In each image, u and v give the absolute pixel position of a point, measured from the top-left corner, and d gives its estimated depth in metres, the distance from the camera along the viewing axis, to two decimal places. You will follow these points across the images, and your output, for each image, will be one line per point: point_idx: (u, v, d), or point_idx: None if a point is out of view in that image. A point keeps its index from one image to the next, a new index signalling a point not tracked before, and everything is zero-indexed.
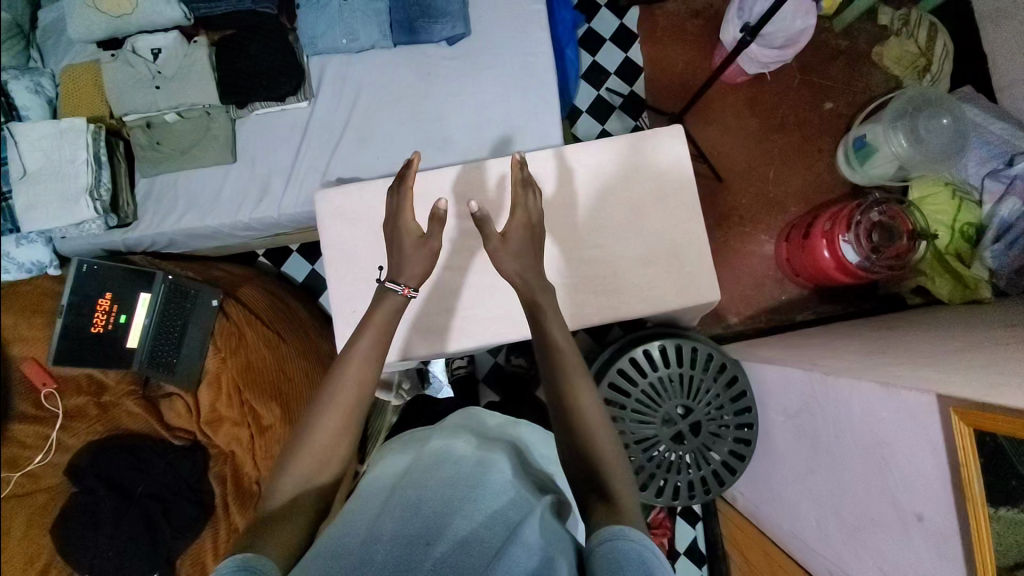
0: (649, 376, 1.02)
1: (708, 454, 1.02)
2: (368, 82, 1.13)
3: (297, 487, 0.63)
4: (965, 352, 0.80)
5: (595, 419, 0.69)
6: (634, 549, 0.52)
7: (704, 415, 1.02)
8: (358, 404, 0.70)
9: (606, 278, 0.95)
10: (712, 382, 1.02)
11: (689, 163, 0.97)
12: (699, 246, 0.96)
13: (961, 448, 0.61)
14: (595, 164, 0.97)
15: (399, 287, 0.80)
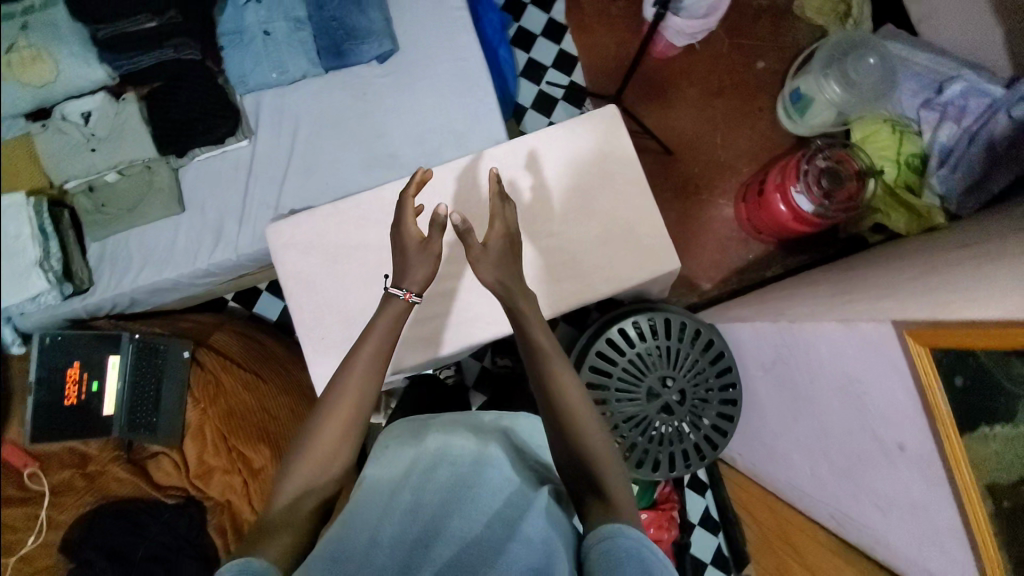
0: (627, 354, 1.02)
1: (698, 420, 1.03)
2: (305, 111, 1.13)
3: (299, 495, 0.62)
4: (920, 279, 0.81)
5: (588, 415, 0.69)
6: (630, 545, 0.54)
7: (688, 382, 1.02)
8: (360, 410, 0.67)
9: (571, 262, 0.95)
10: (689, 348, 1.03)
11: (629, 139, 0.99)
12: (652, 219, 0.97)
13: (923, 370, 0.62)
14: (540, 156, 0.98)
15: (400, 292, 0.73)
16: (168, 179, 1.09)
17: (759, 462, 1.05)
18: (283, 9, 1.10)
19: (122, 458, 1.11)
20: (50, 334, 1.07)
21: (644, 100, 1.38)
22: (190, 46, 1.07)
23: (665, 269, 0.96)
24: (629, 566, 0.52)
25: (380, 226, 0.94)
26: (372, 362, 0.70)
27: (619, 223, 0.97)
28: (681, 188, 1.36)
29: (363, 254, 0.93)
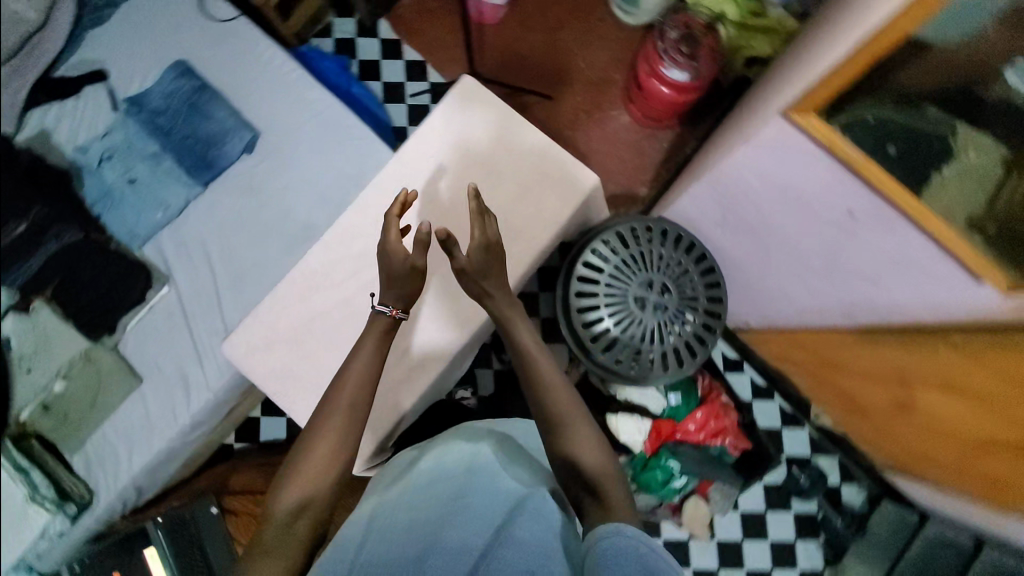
0: (601, 281, 0.97)
1: (692, 304, 0.98)
2: (202, 229, 1.10)
3: (291, 512, 0.66)
4: (797, 70, 0.84)
5: (577, 422, 0.75)
6: (628, 545, 0.54)
7: (668, 275, 0.98)
8: (353, 426, 0.73)
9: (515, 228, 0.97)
10: (650, 243, 0.98)
11: (495, 96, 0.99)
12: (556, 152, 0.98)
13: (819, 134, 0.63)
14: (434, 149, 0.97)
15: (386, 309, 0.80)
16: (115, 359, 1.07)
17: (763, 313, 1.05)
18: (137, 151, 1.10)
19: None
20: (75, 560, 1.03)
21: (501, 63, 1.43)
22: (70, 229, 1.07)
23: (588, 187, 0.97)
24: (628, 563, 0.53)
25: (321, 289, 0.87)
26: (363, 377, 0.76)
27: (530, 171, 0.98)
28: (576, 121, 1.41)
29: (325, 321, 0.87)
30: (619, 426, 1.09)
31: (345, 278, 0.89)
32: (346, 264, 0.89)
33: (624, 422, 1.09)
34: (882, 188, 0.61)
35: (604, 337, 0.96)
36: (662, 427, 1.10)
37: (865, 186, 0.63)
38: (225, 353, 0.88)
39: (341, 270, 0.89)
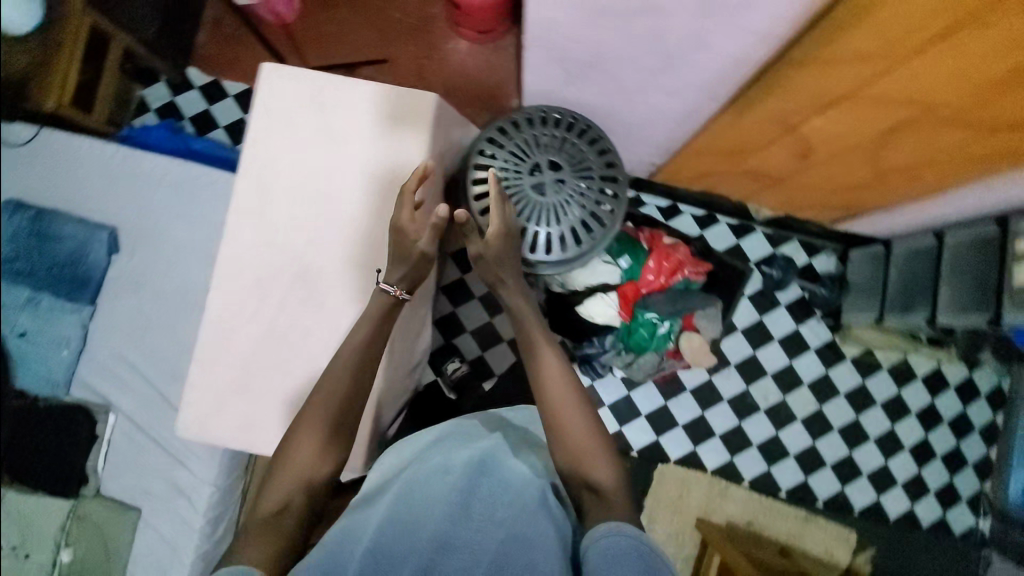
0: (494, 188, 0.94)
1: (586, 163, 0.96)
2: (116, 343, 1.06)
3: (271, 511, 0.72)
4: None
5: (580, 419, 0.82)
6: (625, 543, 0.65)
7: (555, 153, 0.95)
8: (330, 438, 0.76)
9: (399, 175, 0.84)
10: (519, 132, 0.96)
11: (302, 67, 0.86)
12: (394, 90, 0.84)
13: None
14: (268, 153, 0.85)
15: (388, 288, 0.78)
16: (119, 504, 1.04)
17: (666, 147, 1.09)
18: None
19: None
20: None
21: (331, 53, 1.43)
22: None
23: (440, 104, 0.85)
24: (627, 557, 0.63)
25: (236, 329, 0.81)
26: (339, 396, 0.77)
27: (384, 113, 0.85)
28: (423, 68, 1.41)
29: (257, 357, 0.81)
30: (590, 310, 1.11)
31: (254, 308, 0.82)
32: (247, 295, 0.82)
33: (593, 304, 1.10)
34: None
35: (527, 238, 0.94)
36: (627, 289, 1.11)
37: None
38: (185, 437, 0.83)
39: (246, 303, 0.82)
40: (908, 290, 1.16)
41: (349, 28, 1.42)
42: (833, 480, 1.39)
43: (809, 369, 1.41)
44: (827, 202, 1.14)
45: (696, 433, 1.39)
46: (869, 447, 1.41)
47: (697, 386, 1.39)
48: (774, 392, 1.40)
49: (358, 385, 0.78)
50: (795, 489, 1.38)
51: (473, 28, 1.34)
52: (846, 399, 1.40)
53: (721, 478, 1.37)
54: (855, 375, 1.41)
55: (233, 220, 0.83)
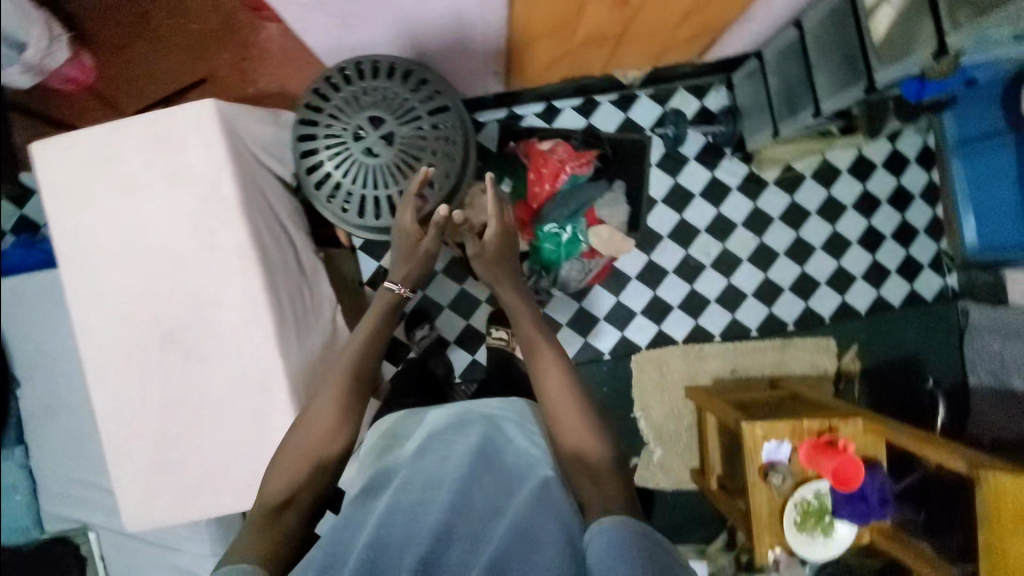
0: (331, 170, 0.89)
1: (411, 105, 0.89)
2: (59, 468, 1.04)
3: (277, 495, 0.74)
4: None
5: (574, 412, 0.84)
6: (625, 535, 0.63)
7: (374, 105, 0.88)
8: (342, 418, 0.80)
9: (213, 197, 0.77)
10: (331, 102, 0.88)
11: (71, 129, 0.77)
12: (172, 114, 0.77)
13: None
14: (86, 233, 0.79)
15: (395, 287, 0.92)
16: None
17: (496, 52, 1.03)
18: None
19: None
20: None
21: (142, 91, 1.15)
22: None
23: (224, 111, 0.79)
24: (629, 548, 0.61)
25: (133, 413, 0.79)
26: (342, 386, 0.82)
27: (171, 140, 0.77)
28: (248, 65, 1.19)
29: (163, 430, 0.79)
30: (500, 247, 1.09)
31: (138, 387, 0.79)
32: (126, 378, 0.79)
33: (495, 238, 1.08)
34: None
35: (379, 202, 0.90)
36: (518, 211, 1.08)
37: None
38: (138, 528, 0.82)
39: (128, 387, 0.79)
40: (791, 92, 1.11)
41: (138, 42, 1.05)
42: (797, 300, 1.43)
43: (738, 208, 1.41)
44: (681, 31, 1.05)
45: (656, 312, 1.41)
46: (820, 256, 1.43)
47: (640, 270, 1.40)
48: (712, 244, 1.41)
49: (355, 381, 0.84)
50: (764, 323, 1.43)
51: None
52: (782, 222, 1.42)
53: (694, 342, 1.42)
54: (782, 196, 1.42)
55: (78, 312, 0.78)
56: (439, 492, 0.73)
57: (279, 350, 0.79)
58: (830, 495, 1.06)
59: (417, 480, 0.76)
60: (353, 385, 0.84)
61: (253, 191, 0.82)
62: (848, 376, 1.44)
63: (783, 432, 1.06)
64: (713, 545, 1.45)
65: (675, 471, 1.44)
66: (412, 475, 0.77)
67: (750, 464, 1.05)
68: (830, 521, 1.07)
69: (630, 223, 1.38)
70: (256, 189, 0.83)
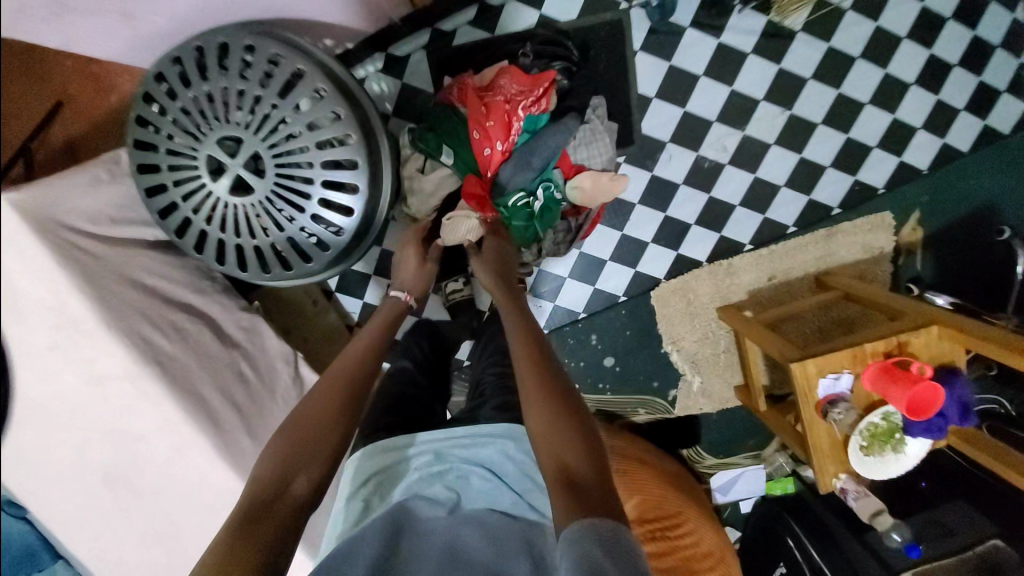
0: (202, 223, 0.63)
1: (266, 96, 0.59)
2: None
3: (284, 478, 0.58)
4: None
5: (553, 410, 0.66)
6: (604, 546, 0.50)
7: (216, 114, 0.59)
8: (348, 399, 0.68)
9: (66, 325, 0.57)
10: (162, 126, 0.61)
11: None
12: None
13: None
14: None
15: (401, 294, 0.84)
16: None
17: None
18: None
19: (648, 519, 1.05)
20: None
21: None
22: None
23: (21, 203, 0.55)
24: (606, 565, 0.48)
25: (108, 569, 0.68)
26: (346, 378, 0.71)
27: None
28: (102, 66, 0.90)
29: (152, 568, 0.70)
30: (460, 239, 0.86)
31: (101, 540, 0.67)
32: (77, 541, 0.66)
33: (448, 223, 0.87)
34: None
35: (282, 249, 0.64)
36: (471, 185, 0.85)
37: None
38: None
39: (88, 544, 0.67)
40: None
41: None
42: (841, 178, 1.17)
43: (759, 79, 1.09)
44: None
45: (672, 234, 1.19)
46: (867, 115, 1.14)
47: (645, 192, 1.15)
48: (730, 135, 1.12)
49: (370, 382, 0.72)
50: (804, 214, 1.19)
51: None
52: (817, 82, 1.11)
53: (721, 257, 1.21)
54: (813, 48, 1.09)
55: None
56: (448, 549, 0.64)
57: (230, 466, 0.66)
58: (900, 414, 0.92)
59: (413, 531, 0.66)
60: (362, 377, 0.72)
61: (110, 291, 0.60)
62: (908, 249, 1.23)
63: (842, 363, 0.89)
64: (767, 450, 1.40)
65: (719, 393, 1.32)
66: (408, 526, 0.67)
67: (806, 406, 0.90)
68: (899, 438, 0.94)
69: (622, 138, 1.09)
70: (115, 282, 0.62)
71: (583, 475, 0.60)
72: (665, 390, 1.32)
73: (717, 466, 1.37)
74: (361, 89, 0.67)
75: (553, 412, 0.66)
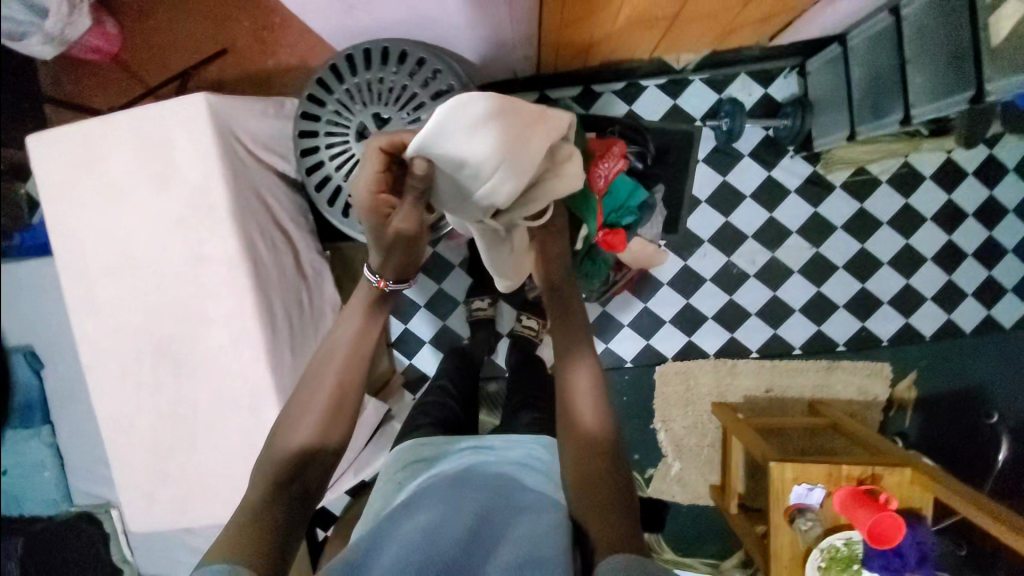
0: (333, 172, 0.81)
1: (417, 97, 0.78)
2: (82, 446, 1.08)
3: (274, 513, 0.64)
4: None
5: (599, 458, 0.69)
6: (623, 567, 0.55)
7: (377, 99, 0.79)
8: (330, 413, 0.72)
9: (205, 220, 0.74)
10: (336, 93, 0.80)
11: (72, 127, 0.74)
12: (163, 127, 0.73)
13: None
14: (88, 237, 0.76)
15: (372, 279, 0.73)
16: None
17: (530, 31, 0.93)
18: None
19: None
20: None
21: (168, 70, 1.16)
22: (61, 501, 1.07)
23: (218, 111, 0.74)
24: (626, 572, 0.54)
25: (140, 424, 0.80)
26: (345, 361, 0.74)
27: (155, 157, 0.74)
28: (279, 37, 1.16)
29: (166, 433, 0.81)
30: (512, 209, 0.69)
31: (144, 393, 0.80)
32: (130, 385, 0.79)
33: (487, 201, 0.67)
34: None
35: None
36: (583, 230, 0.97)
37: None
38: (132, 527, 0.85)
39: (136, 393, 0.79)
40: (882, 84, 0.90)
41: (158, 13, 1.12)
42: (849, 319, 1.29)
43: (794, 214, 1.26)
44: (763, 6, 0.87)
45: (687, 321, 1.30)
46: (883, 273, 1.28)
47: (673, 276, 1.28)
48: (760, 252, 1.27)
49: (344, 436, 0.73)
50: (809, 341, 1.30)
51: None
52: (844, 231, 1.26)
53: (727, 356, 1.31)
54: (847, 203, 1.25)
55: (74, 317, 0.77)
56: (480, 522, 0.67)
57: (268, 366, 0.78)
58: (863, 544, 0.94)
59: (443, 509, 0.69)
60: (331, 424, 0.72)
61: (242, 194, 0.76)
62: (900, 405, 1.30)
63: (818, 476, 0.96)
64: (726, 562, 1.36)
65: (693, 485, 1.35)
66: (431, 518, 0.67)
67: (775, 508, 0.97)
68: (858, 570, 0.94)
69: (667, 225, 1.25)
70: (247, 191, 0.78)
71: (616, 509, 0.65)
72: (643, 465, 1.35)
73: (673, 563, 1.35)
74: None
75: (591, 459, 0.69)
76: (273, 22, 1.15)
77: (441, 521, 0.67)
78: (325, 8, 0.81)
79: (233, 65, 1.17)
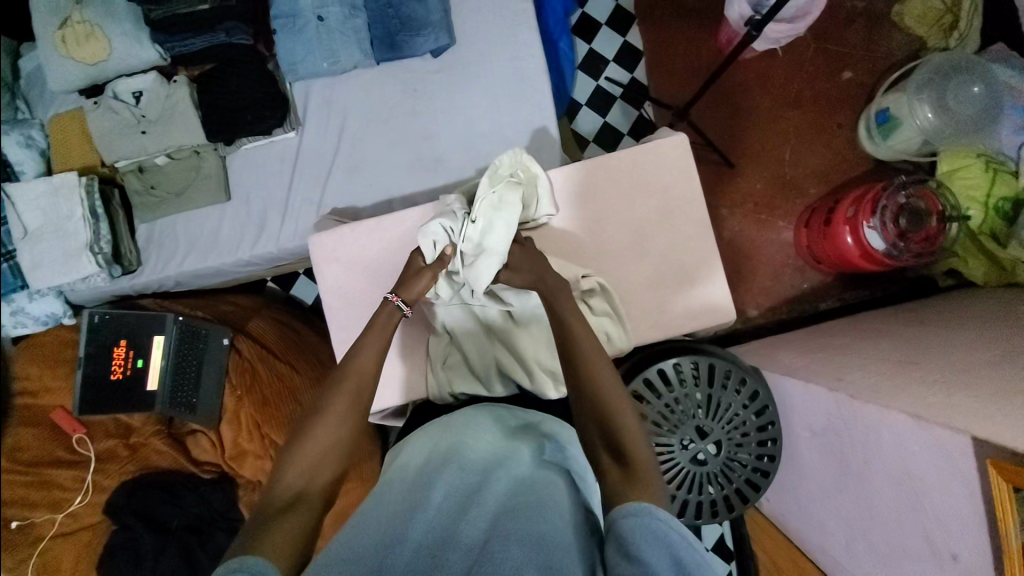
0: (664, 400, 0.89)
1: (732, 468, 0.90)
2: (354, 101, 1.09)
3: (299, 531, 0.59)
4: (986, 347, 0.78)
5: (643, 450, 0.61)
6: (658, 525, 0.51)
7: (731, 433, 0.90)
8: (350, 412, 0.68)
9: (647, 316, 0.87)
10: (734, 398, 0.90)
11: (696, 177, 0.89)
12: (708, 263, 0.88)
13: (999, 500, 0.52)
14: (612, 203, 0.89)
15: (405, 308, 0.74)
16: (84, 201, 1.05)
17: (773, 509, 1.02)
18: None
19: (165, 432, 1.18)
20: (100, 312, 1.13)
21: (709, 124, 1.40)
22: (285, 64, 1.06)
23: (716, 318, 0.88)
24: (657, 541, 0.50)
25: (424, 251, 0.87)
26: (368, 369, 0.71)
27: (673, 267, 0.88)
28: (729, 224, 1.39)
29: None
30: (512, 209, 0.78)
31: None
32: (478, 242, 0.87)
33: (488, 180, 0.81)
34: (1003, 562, 0.53)
35: None
36: None
37: (989, 552, 0.55)
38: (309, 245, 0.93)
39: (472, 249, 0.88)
40: None
41: (752, 118, 1.41)
42: None
43: None
44: None
45: None
46: None
47: None
48: None
49: (355, 431, 0.68)
50: None
51: (812, 239, 1.33)
52: None
53: None
54: None
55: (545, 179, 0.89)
56: (459, 525, 0.55)
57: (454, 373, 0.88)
58: None
59: (406, 499, 0.60)
60: (341, 433, 0.67)
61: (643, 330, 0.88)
62: None
63: None
64: None
65: None
66: (374, 518, 0.58)
67: None
68: None
69: None
70: (654, 330, 0.88)
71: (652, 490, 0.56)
72: None
73: None
74: (732, 515, 0.92)
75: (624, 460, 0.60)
76: (744, 218, 1.39)
77: (400, 537, 0.54)
78: (803, 365, 0.93)
79: (720, 174, 1.40)
